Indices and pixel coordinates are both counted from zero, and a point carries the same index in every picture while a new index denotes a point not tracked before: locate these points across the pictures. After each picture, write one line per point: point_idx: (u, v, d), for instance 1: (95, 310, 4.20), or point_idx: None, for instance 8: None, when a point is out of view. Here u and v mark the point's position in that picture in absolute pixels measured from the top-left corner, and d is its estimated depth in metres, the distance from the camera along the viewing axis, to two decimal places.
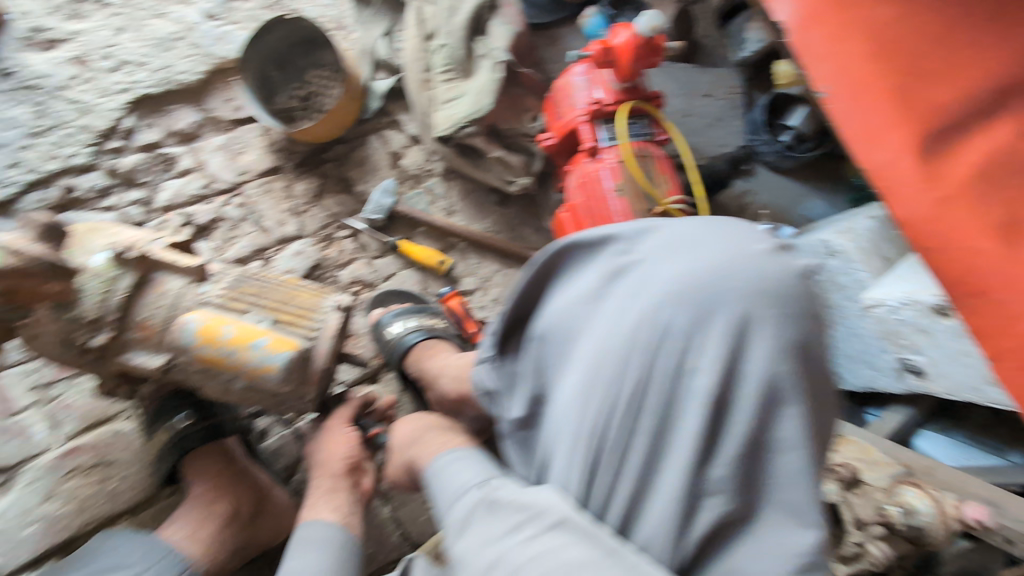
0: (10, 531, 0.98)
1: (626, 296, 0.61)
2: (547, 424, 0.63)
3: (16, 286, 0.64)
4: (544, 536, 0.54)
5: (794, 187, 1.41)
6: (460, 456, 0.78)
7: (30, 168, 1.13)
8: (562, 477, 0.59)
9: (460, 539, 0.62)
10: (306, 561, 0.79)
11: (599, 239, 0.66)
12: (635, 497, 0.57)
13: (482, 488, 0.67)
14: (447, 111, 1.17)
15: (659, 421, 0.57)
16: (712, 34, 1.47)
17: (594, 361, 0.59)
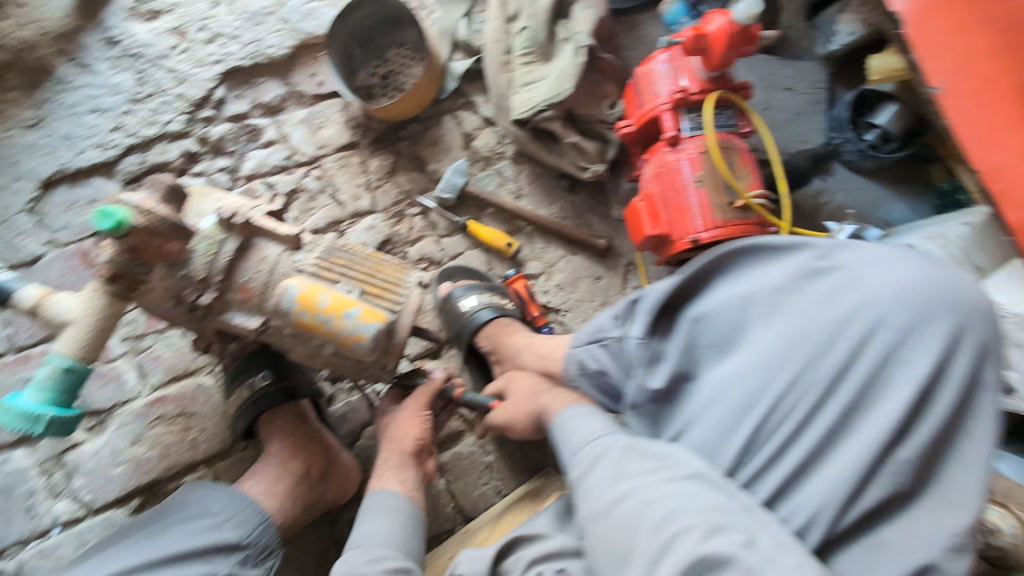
0: (103, 469, 1.06)
1: (816, 296, 0.68)
2: (704, 395, 0.72)
3: (145, 242, 0.72)
4: (681, 481, 0.65)
5: (874, 189, 1.33)
6: (581, 411, 0.83)
7: (131, 133, 1.19)
8: (721, 440, 0.68)
9: (591, 473, 0.74)
10: (375, 527, 0.84)
11: (793, 244, 0.73)
12: (794, 472, 0.63)
13: (611, 437, 0.76)
14: (526, 94, 1.18)
15: (843, 407, 0.63)
16: (798, 26, 1.40)
17: (778, 343, 0.68)
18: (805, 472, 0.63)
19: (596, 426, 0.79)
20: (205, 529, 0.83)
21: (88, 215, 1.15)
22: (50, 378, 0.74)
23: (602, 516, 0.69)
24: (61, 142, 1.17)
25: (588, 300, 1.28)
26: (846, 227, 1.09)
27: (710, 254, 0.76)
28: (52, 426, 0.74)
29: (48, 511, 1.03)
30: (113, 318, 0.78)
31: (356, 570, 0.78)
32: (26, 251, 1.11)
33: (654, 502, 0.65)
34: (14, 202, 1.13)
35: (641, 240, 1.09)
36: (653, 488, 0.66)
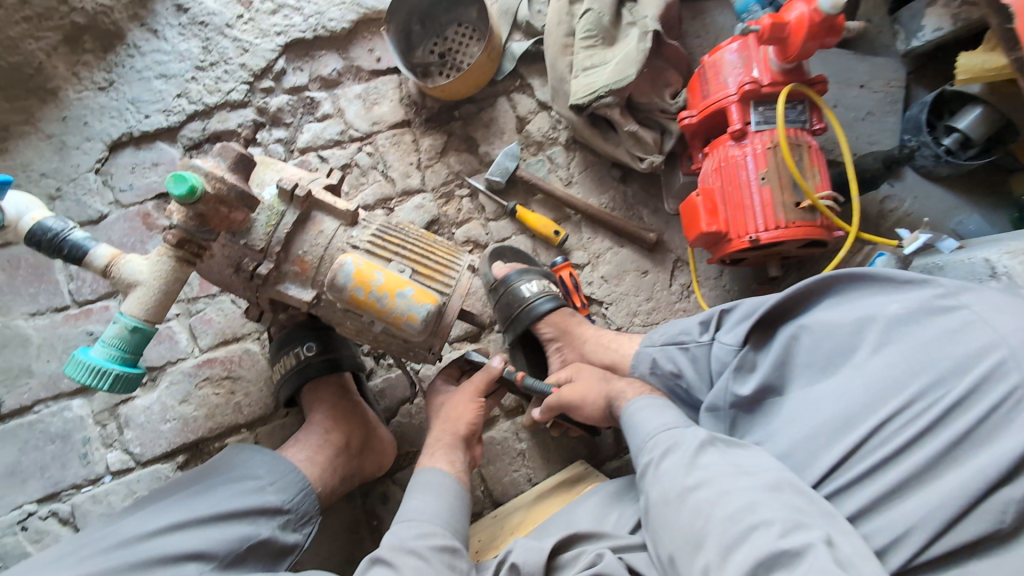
0: (153, 423, 1.10)
1: (935, 331, 0.64)
2: (794, 411, 0.72)
3: (213, 209, 0.76)
4: (764, 483, 0.64)
5: (949, 198, 1.25)
6: (653, 403, 0.83)
7: (194, 100, 1.22)
8: (810, 454, 0.68)
9: (664, 459, 0.73)
10: (424, 503, 0.84)
11: (915, 280, 0.69)
12: (879, 497, 0.62)
13: (688, 429, 0.75)
14: (586, 79, 1.16)
15: (945, 443, 0.59)
16: (877, 19, 1.33)
17: (880, 368, 0.66)
18: (892, 500, 0.61)
19: (669, 417, 0.79)
20: (250, 491, 0.85)
21: (151, 178, 1.18)
22: (117, 337, 0.78)
23: (673, 502, 0.69)
24: (129, 105, 1.20)
25: (633, 294, 1.25)
26: (920, 236, 1.05)
27: (820, 275, 0.74)
28: (117, 383, 0.77)
29: (102, 459, 1.07)
30: (178, 282, 0.81)
31: (407, 543, 0.77)
32: (92, 209, 1.15)
33: (731, 494, 0.64)
34: (83, 161, 1.17)
35: (695, 236, 1.04)
36: (732, 482, 0.66)
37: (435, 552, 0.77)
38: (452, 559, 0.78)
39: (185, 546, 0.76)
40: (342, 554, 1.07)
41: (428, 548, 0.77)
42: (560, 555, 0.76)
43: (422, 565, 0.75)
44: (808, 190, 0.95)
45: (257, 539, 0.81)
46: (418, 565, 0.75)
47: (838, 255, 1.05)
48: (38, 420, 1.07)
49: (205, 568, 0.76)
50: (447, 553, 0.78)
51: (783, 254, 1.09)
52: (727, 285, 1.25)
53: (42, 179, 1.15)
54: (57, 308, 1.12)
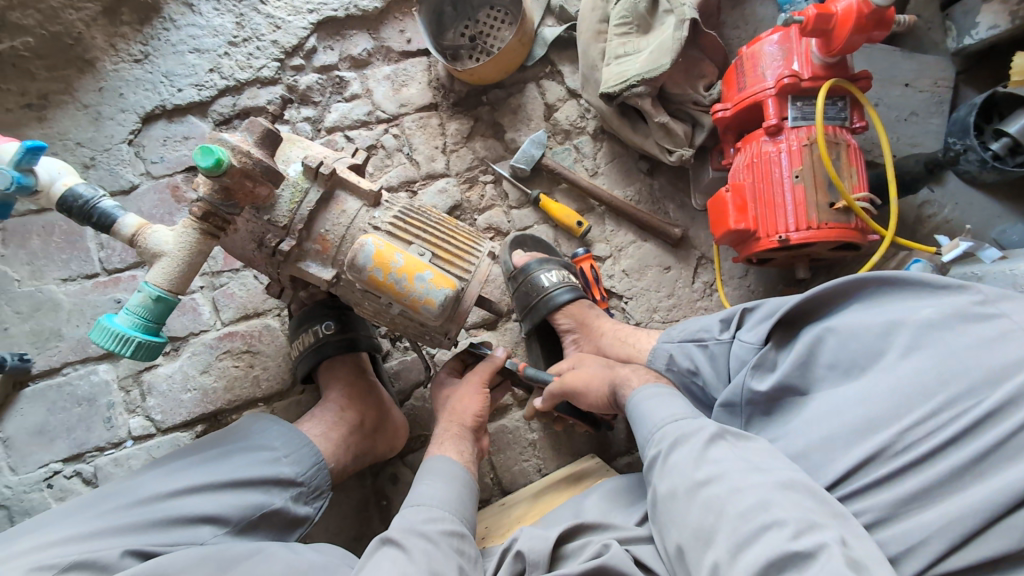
0: (175, 391, 1.12)
1: (969, 338, 0.62)
2: (814, 412, 0.70)
3: (238, 182, 0.76)
4: (776, 481, 0.62)
5: (992, 206, 1.20)
6: (659, 393, 0.82)
7: (226, 75, 1.23)
8: (828, 458, 0.65)
9: (673, 451, 0.71)
10: (433, 489, 0.83)
11: (953, 285, 0.66)
12: (897, 504, 0.59)
13: (697, 420, 0.73)
14: (618, 67, 1.13)
15: (973, 455, 0.57)
16: (928, 14, 1.26)
17: (908, 373, 0.63)
18: (911, 508, 0.59)
19: (676, 408, 0.77)
20: (266, 461, 0.86)
21: (181, 151, 1.20)
22: (141, 305, 0.79)
23: (682, 496, 0.67)
24: (162, 78, 1.21)
25: (654, 289, 1.23)
26: (960, 244, 1.01)
27: (851, 275, 0.72)
28: (140, 350, 0.79)
29: (124, 424, 1.10)
30: (202, 254, 0.82)
31: (416, 526, 0.76)
32: (124, 180, 1.18)
33: (742, 491, 0.62)
34: (117, 132, 1.19)
35: (721, 233, 1.01)
36: (744, 478, 0.64)
37: (444, 536, 0.76)
38: (460, 544, 0.77)
39: (201, 510, 0.77)
40: (351, 531, 1.09)
41: (436, 533, 0.76)
42: (566, 545, 0.75)
43: (431, 549, 0.73)
44: (844, 191, 0.91)
45: (270, 508, 0.83)
46: (428, 548, 0.73)
47: (871, 260, 1.01)
48: (66, 382, 1.10)
49: (218, 532, 0.78)
50: (455, 539, 0.77)
51: (812, 256, 1.06)
52: (752, 285, 1.22)
53: (77, 148, 1.17)
54: (87, 275, 1.15)
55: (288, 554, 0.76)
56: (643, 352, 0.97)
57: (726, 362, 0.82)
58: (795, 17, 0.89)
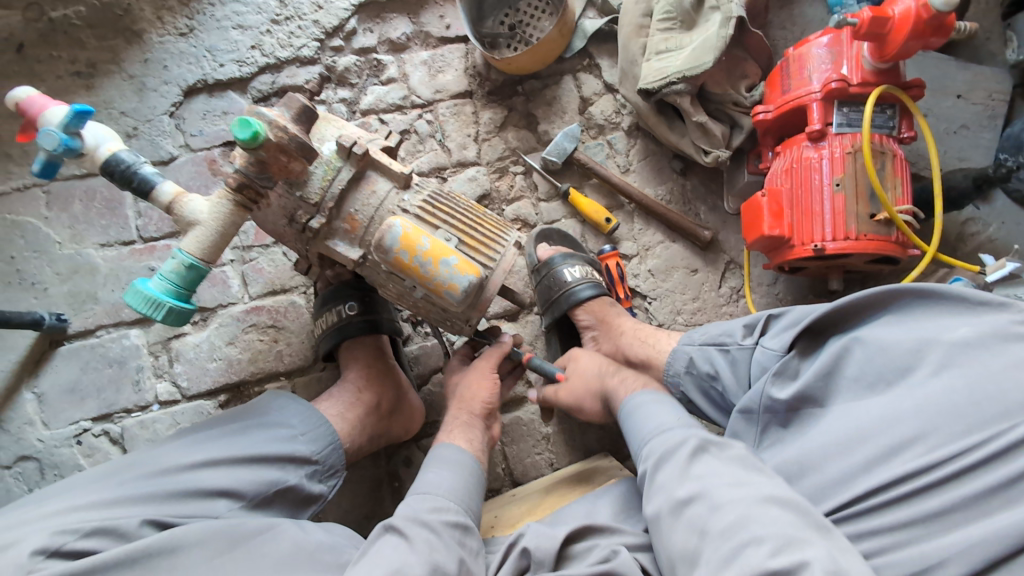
0: (201, 360, 1.15)
1: (1006, 360, 0.59)
2: (833, 424, 0.68)
3: (274, 156, 0.78)
4: (756, 497, 0.61)
5: None
6: (647, 405, 0.83)
7: (267, 53, 1.24)
8: (848, 472, 0.64)
9: (660, 466, 0.71)
10: (438, 479, 0.83)
11: (993, 302, 0.64)
12: (919, 524, 0.58)
13: (682, 432, 0.74)
14: (659, 64, 1.11)
15: (1002, 481, 0.55)
16: (988, 23, 1.21)
17: (936, 393, 0.61)
18: (932, 530, 0.57)
19: (662, 420, 0.78)
20: (283, 439, 0.87)
21: (220, 126, 1.22)
22: (174, 272, 0.81)
23: (667, 513, 0.66)
24: (206, 53, 1.23)
25: (679, 291, 1.21)
26: (1006, 264, 0.96)
27: (885, 286, 0.70)
28: (170, 315, 0.81)
29: (151, 388, 1.14)
30: (235, 225, 0.84)
31: (419, 514, 0.76)
32: (163, 151, 1.20)
33: (723, 509, 0.62)
34: (159, 104, 1.21)
35: (754, 238, 0.99)
36: (726, 494, 0.63)
37: (446, 527, 0.76)
38: (463, 537, 0.77)
39: (218, 483, 0.79)
40: (362, 509, 1.11)
41: (441, 523, 0.76)
42: (573, 545, 0.75)
43: (434, 540, 0.74)
44: (886, 202, 0.89)
45: (284, 485, 0.84)
46: (430, 538, 0.74)
47: (910, 275, 0.98)
48: (99, 344, 1.14)
49: (234, 507, 0.79)
50: (458, 531, 0.77)
51: (847, 267, 1.03)
52: (780, 294, 1.20)
53: (121, 117, 1.20)
54: (124, 242, 1.18)
55: (297, 533, 0.78)
56: (663, 353, 0.96)
57: (747, 368, 0.81)
58: (848, 19, 0.86)
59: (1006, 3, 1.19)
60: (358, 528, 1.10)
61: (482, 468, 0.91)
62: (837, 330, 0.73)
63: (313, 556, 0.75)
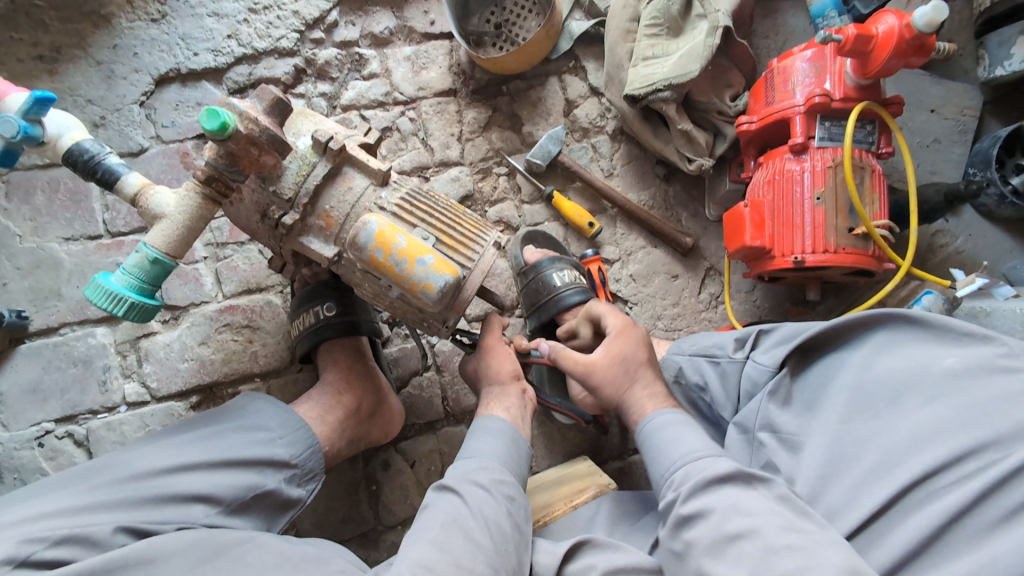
0: (172, 360, 1.11)
1: (992, 391, 0.61)
2: (826, 450, 0.68)
3: (244, 149, 0.75)
4: (809, 538, 0.58)
5: (1003, 240, 1.19)
6: (671, 426, 0.78)
7: (244, 43, 1.20)
8: (839, 501, 0.65)
9: (700, 496, 0.67)
10: (484, 443, 0.84)
11: (978, 333, 0.65)
12: (918, 554, 0.58)
13: (718, 461, 0.70)
14: (646, 70, 1.11)
15: (1001, 510, 0.55)
16: (963, 42, 1.24)
17: (927, 423, 0.63)
18: (934, 560, 0.57)
19: (694, 448, 0.73)
20: (261, 442, 0.84)
21: (193, 117, 1.18)
22: (138, 266, 0.78)
23: (709, 549, 0.63)
24: (178, 41, 1.19)
25: (659, 296, 1.22)
26: (976, 278, 1.01)
27: (872, 310, 0.71)
28: (133, 311, 0.78)
29: (119, 389, 1.10)
30: (204, 219, 0.81)
31: (468, 476, 0.78)
32: (133, 142, 1.15)
33: (779, 553, 0.58)
34: (129, 92, 1.16)
35: (736, 248, 1.00)
36: (781, 536, 0.59)
37: (496, 484, 0.78)
38: (511, 493, 0.79)
39: (195, 488, 0.76)
40: (339, 513, 1.09)
41: (489, 479, 0.78)
42: (567, 565, 0.76)
43: (485, 495, 0.76)
44: (864, 217, 0.91)
45: (261, 490, 0.81)
46: (483, 496, 0.76)
47: (884, 287, 1.01)
48: (63, 343, 1.10)
49: (211, 512, 0.76)
50: (506, 486, 0.79)
51: (824, 278, 1.05)
52: (758, 301, 1.22)
53: (88, 105, 1.15)
54: (90, 237, 1.13)
55: (282, 544, 0.75)
56: None
57: (736, 381, 0.82)
58: (834, 35, 0.87)
59: (978, 22, 1.19)
60: (335, 532, 1.09)
61: (526, 434, 0.90)
62: (823, 355, 0.75)
63: (299, 566, 0.73)
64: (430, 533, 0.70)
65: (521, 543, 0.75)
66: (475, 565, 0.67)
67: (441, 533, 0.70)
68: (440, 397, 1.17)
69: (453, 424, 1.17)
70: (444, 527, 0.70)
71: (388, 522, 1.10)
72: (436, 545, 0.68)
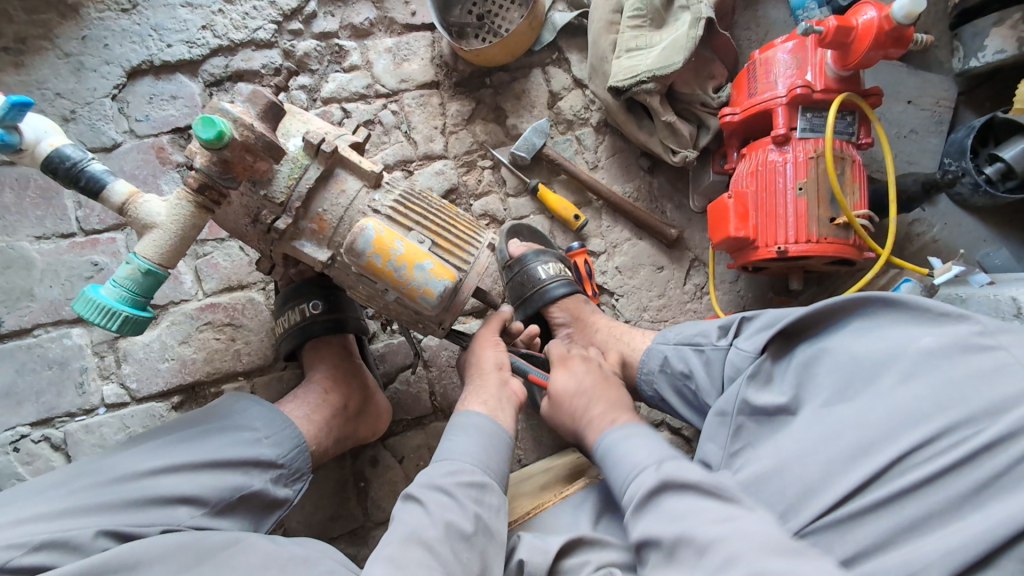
0: (152, 360, 1.09)
1: (968, 368, 0.62)
2: (809, 431, 0.69)
3: (239, 156, 0.73)
4: (736, 529, 0.59)
5: (978, 228, 1.22)
6: (630, 435, 0.80)
7: (220, 34, 1.17)
8: (819, 479, 0.66)
9: (637, 515, 0.69)
10: (456, 443, 0.83)
11: (953, 314, 0.67)
12: (896, 528, 0.59)
13: (659, 466, 0.71)
14: (629, 61, 1.12)
15: (975, 484, 0.57)
16: (940, 34, 1.26)
17: (902, 403, 0.64)
18: (912, 534, 0.58)
19: (641, 456, 0.75)
20: (246, 442, 0.83)
21: (169, 111, 1.15)
22: (129, 278, 0.75)
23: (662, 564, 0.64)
24: (151, 32, 1.15)
25: (645, 288, 1.23)
26: (953, 267, 1.04)
27: (850, 294, 0.73)
28: (126, 324, 0.76)
29: (97, 390, 1.07)
30: (196, 227, 0.79)
31: (435, 480, 0.77)
32: (106, 136, 1.12)
33: (712, 543, 0.59)
34: (100, 86, 1.13)
35: (720, 238, 1.01)
36: (712, 528, 0.61)
37: (461, 487, 0.77)
38: (480, 495, 0.77)
39: (179, 490, 0.74)
40: (327, 511, 1.09)
41: (454, 485, 0.77)
42: (562, 561, 0.76)
43: (448, 501, 0.75)
44: (846, 208, 0.92)
45: (248, 491, 0.80)
46: (445, 501, 0.75)
47: (865, 276, 1.03)
48: (36, 344, 1.06)
49: (196, 514, 0.75)
50: (475, 489, 0.77)
51: (807, 268, 1.07)
52: (742, 291, 1.23)
53: (56, 99, 1.11)
54: (63, 235, 1.10)
55: (269, 545, 0.74)
56: (636, 351, 0.98)
57: (721, 368, 0.83)
58: (815, 27, 0.88)
59: (954, 14, 1.22)
60: (324, 529, 1.08)
61: (506, 427, 0.88)
62: (803, 339, 0.77)
63: (287, 567, 0.71)
64: (388, 550, 0.69)
65: (487, 549, 0.74)
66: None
67: (399, 549, 0.69)
68: (428, 392, 1.16)
69: (441, 419, 1.16)
70: (403, 542, 0.70)
71: (377, 518, 1.10)
72: (394, 563, 0.67)
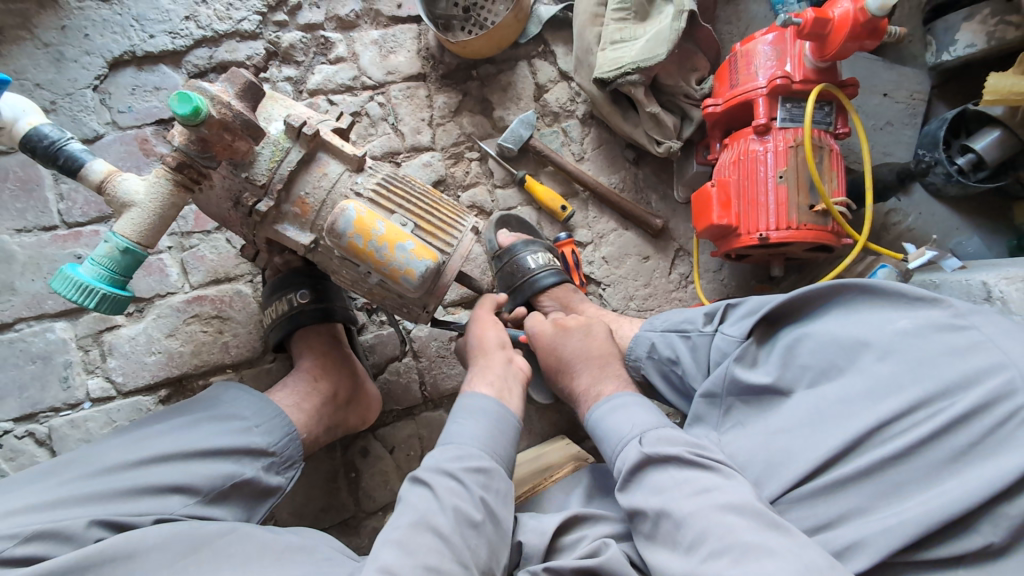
0: (138, 354, 1.08)
1: (943, 346, 0.64)
2: (792, 411, 0.72)
3: (217, 135, 0.72)
4: (709, 503, 0.62)
5: (951, 217, 1.26)
6: (623, 404, 0.81)
7: (203, 25, 1.16)
8: (801, 454, 0.68)
9: (625, 487, 0.72)
10: (462, 428, 0.83)
11: (927, 297, 0.69)
12: (875, 498, 0.62)
13: (640, 439, 0.73)
14: (614, 53, 1.13)
15: (948, 455, 0.60)
16: (913, 29, 1.29)
17: (877, 383, 0.66)
18: (891, 502, 0.61)
19: (626, 429, 0.77)
20: (236, 431, 0.82)
21: (152, 102, 1.14)
22: (108, 256, 0.75)
23: (648, 536, 0.68)
24: (132, 22, 1.14)
25: (631, 278, 1.25)
26: (925, 253, 1.09)
27: (831, 280, 0.75)
28: (105, 302, 0.75)
29: (82, 384, 1.06)
30: (175, 208, 0.78)
31: (442, 465, 0.77)
32: (87, 128, 1.10)
33: (684, 524, 0.63)
34: (81, 76, 1.11)
35: (704, 227, 1.04)
36: (686, 506, 0.64)
37: (469, 474, 0.77)
38: (486, 481, 0.78)
39: (172, 479, 0.74)
40: (318, 502, 1.09)
41: (462, 471, 0.77)
42: (562, 538, 0.78)
43: (456, 487, 0.75)
44: (824, 194, 0.95)
45: (241, 479, 0.80)
46: (453, 487, 0.75)
47: (843, 262, 1.07)
48: (18, 339, 1.05)
49: (189, 502, 0.75)
50: (481, 474, 0.78)
51: (788, 255, 1.10)
52: (726, 280, 1.26)
53: (36, 90, 1.09)
54: (44, 227, 1.08)
55: (264, 534, 0.74)
56: (625, 339, 1.00)
57: (706, 353, 0.85)
58: (793, 18, 0.90)
59: (927, 9, 1.26)
60: (316, 520, 1.08)
61: (514, 407, 0.89)
62: (785, 324, 0.79)
63: (284, 556, 0.72)
64: (396, 535, 0.69)
65: (494, 540, 0.74)
66: (445, 565, 0.67)
67: (408, 534, 0.69)
68: (418, 382, 1.17)
69: (431, 409, 1.17)
70: (412, 527, 0.70)
71: (369, 508, 1.10)
72: (402, 547, 0.67)
